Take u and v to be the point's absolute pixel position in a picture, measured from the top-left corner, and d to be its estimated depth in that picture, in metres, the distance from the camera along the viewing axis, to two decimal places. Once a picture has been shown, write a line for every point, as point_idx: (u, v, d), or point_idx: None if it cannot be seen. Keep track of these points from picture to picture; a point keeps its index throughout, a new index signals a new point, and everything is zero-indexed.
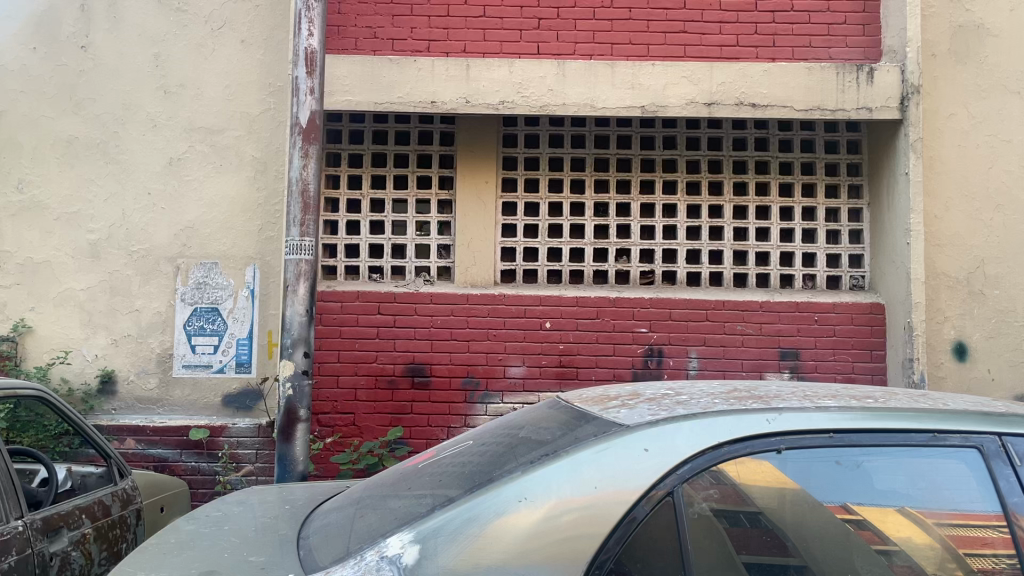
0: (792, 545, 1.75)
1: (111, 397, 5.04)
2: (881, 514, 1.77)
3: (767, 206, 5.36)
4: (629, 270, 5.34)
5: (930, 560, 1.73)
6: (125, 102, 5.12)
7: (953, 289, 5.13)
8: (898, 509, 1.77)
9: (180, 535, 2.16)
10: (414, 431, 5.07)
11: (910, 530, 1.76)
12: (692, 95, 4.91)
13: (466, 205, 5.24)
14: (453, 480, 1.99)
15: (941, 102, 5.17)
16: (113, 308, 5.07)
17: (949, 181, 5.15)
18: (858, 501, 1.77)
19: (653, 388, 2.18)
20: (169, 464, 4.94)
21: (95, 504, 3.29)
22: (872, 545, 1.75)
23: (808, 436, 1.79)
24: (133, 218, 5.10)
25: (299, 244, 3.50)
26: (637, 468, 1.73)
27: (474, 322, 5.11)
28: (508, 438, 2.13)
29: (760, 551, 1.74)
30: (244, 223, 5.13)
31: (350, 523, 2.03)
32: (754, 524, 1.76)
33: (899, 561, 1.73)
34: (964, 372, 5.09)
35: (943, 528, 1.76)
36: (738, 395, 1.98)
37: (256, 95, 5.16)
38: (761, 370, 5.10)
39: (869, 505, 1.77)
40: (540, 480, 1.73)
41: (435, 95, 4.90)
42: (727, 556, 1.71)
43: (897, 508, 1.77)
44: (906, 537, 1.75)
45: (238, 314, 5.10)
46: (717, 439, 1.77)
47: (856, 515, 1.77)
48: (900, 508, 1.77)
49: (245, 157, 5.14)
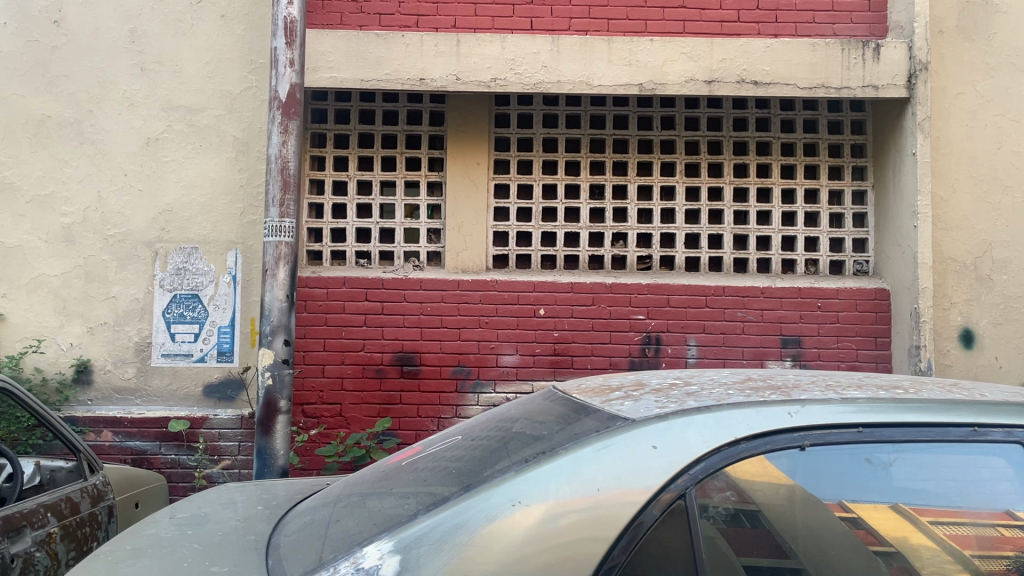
0: (807, 552, 1.57)
1: (87, 387, 4.84)
2: (876, 510, 1.60)
3: (769, 187, 5.16)
4: (626, 255, 5.16)
5: (929, 560, 1.55)
6: (100, 80, 4.90)
7: (960, 274, 4.96)
8: (892, 505, 1.60)
9: (138, 541, 1.96)
10: (403, 422, 4.89)
11: (906, 530, 1.59)
12: (691, 72, 4.71)
13: (455, 187, 5.04)
14: (439, 480, 1.80)
15: (948, 80, 4.98)
16: (89, 294, 4.86)
17: (955, 163, 4.97)
18: (875, 500, 1.60)
19: (658, 378, 2.00)
20: (147, 457, 4.74)
21: (62, 501, 3.09)
22: (869, 546, 1.57)
23: (834, 431, 1.62)
24: (110, 201, 4.89)
25: (278, 225, 3.30)
26: (645, 468, 1.54)
27: (465, 309, 4.92)
28: (500, 433, 1.95)
29: (756, 553, 1.56)
30: (225, 206, 4.92)
31: (326, 526, 1.84)
32: (755, 524, 1.58)
33: (899, 564, 1.55)
34: (971, 360, 4.93)
35: (979, 526, 1.59)
36: (753, 386, 1.80)
37: (237, 72, 4.94)
38: (763, 358, 4.92)
39: (866, 503, 1.60)
40: (535, 480, 1.54)
41: (424, 72, 4.70)
42: (727, 560, 1.53)
43: (924, 507, 1.60)
44: (898, 537, 1.58)
45: (220, 301, 4.90)
46: (734, 435, 1.59)
47: (853, 513, 1.59)
48: (894, 503, 1.60)
49: (226, 137, 4.93)
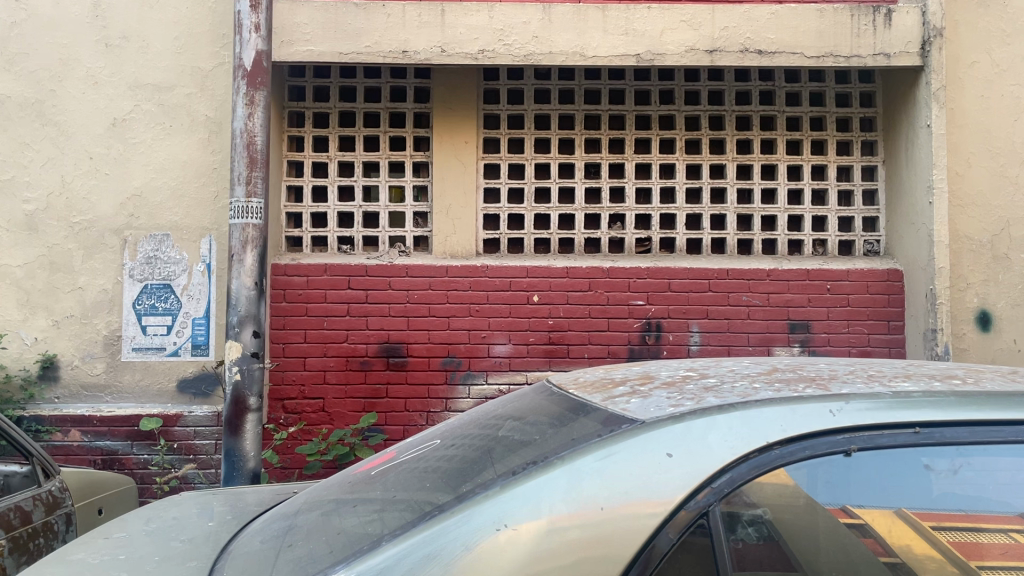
0: (829, 570, 1.31)
1: (54, 384, 4.56)
2: (887, 517, 1.34)
3: (774, 164, 4.88)
4: (624, 237, 4.87)
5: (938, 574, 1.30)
6: (62, 56, 4.59)
7: (977, 253, 4.68)
8: (895, 512, 1.34)
9: (60, 569, 1.65)
10: (389, 416, 4.61)
11: (909, 537, 1.33)
12: (692, 42, 4.43)
13: (444, 167, 4.74)
14: (412, 495, 1.53)
15: (963, 49, 4.68)
16: (54, 286, 4.57)
17: (971, 135, 4.69)
18: (887, 505, 1.34)
19: (668, 369, 1.74)
20: (118, 458, 4.48)
21: (11, 511, 2.80)
22: (878, 557, 1.32)
23: (886, 433, 1.36)
24: (74, 186, 4.59)
25: (244, 205, 3.02)
26: (657, 479, 1.29)
27: (454, 296, 4.65)
28: (483, 437, 1.68)
29: (757, 569, 1.29)
30: (198, 190, 4.63)
31: (278, 550, 1.56)
32: (764, 538, 1.31)
33: None
34: (988, 344, 4.66)
35: (1012, 535, 1.33)
36: (783, 377, 1.54)
37: (209, 47, 4.64)
38: (769, 345, 4.67)
39: (874, 507, 1.34)
40: (525, 497, 1.28)
41: (406, 43, 4.40)
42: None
43: (954, 512, 1.34)
44: (903, 545, 1.33)
45: (193, 292, 4.61)
46: (766, 440, 1.33)
47: (858, 519, 1.34)
48: (898, 509, 1.34)
49: (197, 117, 4.63)
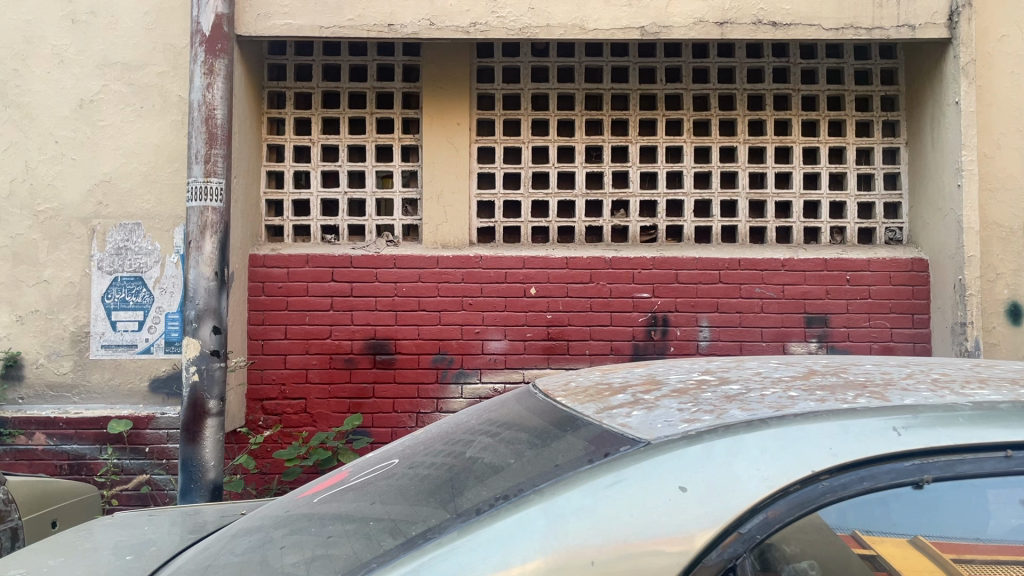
0: None
1: (18, 383, 4.28)
2: (898, 547, 1.04)
3: (789, 147, 4.56)
4: (628, 225, 4.56)
5: None
6: (25, 34, 4.29)
7: (1008, 241, 4.35)
8: (911, 540, 1.04)
9: None
10: (377, 418, 4.31)
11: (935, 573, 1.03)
12: (700, 13, 4.10)
13: (433, 150, 4.42)
14: (355, 530, 1.22)
15: (993, 21, 4.33)
16: (17, 279, 4.28)
17: (1004, 114, 4.34)
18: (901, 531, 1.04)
19: (677, 373, 1.44)
20: (86, 462, 4.20)
21: None
22: None
23: (972, 457, 1.06)
24: (38, 172, 4.29)
25: (203, 187, 2.77)
26: (668, 521, 0.99)
27: (446, 288, 4.34)
28: (448, 459, 1.36)
29: None
30: (171, 175, 4.32)
31: None
32: None
33: None
34: (1018, 337, 4.34)
35: None
36: (824, 384, 1.23)
37: (181, 21, 4.32)
38: (784, 340, 4.36)
39: (885, 535, 1.04)
40: (489, 546, 0.98)
41: (392, 16, 4.08)
42: None
43: None
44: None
45: (166, 285, 4.31)
46: (810, 469, 1.03)
47: (869, 549, 1.04)
48: (912, 538, 1.04)
49: (170, 97, 4.32)
